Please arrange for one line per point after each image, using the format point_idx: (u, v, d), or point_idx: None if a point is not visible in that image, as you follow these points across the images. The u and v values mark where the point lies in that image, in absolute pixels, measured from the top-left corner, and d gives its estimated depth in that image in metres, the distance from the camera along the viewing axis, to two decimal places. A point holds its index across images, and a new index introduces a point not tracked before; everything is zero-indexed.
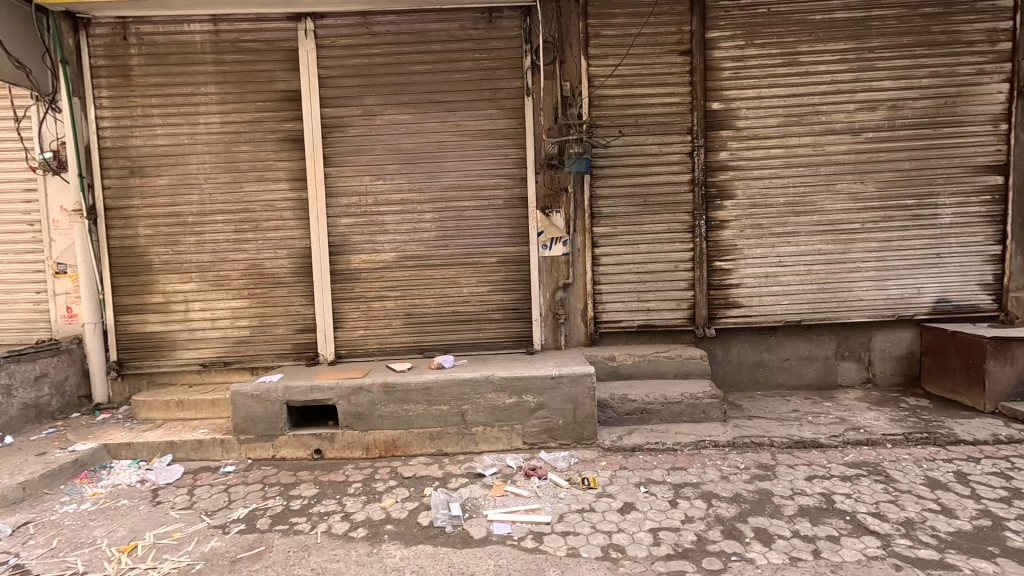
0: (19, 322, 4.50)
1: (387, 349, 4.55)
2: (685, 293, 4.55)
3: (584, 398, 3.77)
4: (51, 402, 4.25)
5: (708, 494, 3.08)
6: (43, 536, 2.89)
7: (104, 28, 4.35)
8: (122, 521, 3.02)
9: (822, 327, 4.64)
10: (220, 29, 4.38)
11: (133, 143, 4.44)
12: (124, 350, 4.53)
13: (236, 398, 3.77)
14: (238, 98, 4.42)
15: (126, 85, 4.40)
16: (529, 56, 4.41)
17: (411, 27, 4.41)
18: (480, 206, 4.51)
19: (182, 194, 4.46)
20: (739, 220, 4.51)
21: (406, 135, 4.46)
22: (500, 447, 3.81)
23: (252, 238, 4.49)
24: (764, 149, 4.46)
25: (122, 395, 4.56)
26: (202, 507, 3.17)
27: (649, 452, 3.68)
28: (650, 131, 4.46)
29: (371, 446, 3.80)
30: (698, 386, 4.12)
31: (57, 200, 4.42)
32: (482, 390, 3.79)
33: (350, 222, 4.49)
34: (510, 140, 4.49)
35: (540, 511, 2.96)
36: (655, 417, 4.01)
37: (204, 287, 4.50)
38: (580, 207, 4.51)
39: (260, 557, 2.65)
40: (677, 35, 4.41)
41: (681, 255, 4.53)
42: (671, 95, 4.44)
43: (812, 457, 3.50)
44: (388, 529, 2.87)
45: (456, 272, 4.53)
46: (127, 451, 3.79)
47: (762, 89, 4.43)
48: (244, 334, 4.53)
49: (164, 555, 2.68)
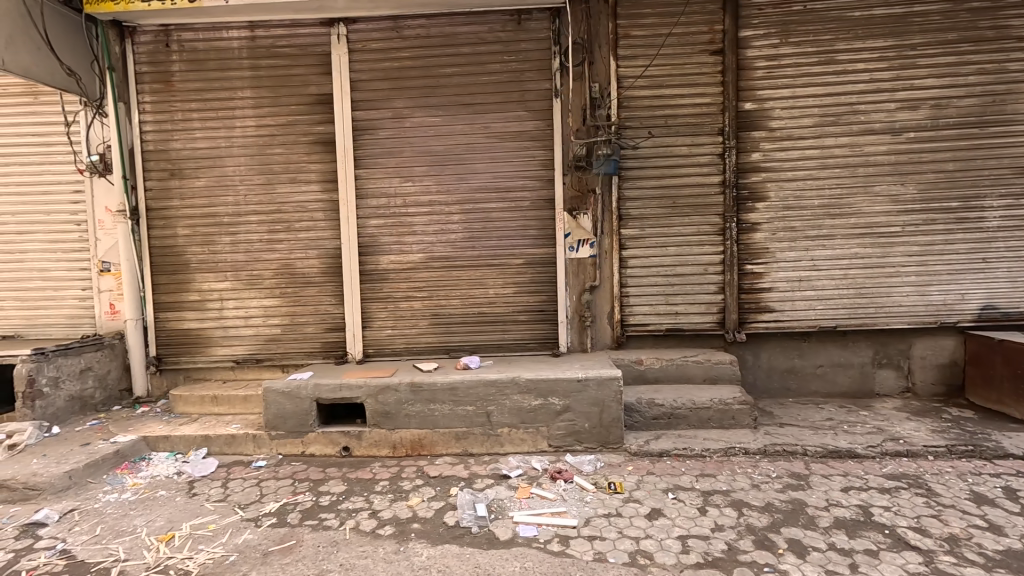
0: (66, 317, 4.70)
1: (413, 348, 4.60)
2: (714, 296, 4.47)
3: (611, 402, 3.73)
4: (95, 395, 4.42)
5: (739, 502, 3.01)
6: (87, 523, 3.01)
7: (148, 36, 4.53)
8: (161, 512, 3.12)
9: (858, 333, 4.49)
10: (257, 35, 4.51)
11: (173, 147, 4.59)
12: (163, 345, 4.70)
13: (268, 394, 3.87)
14: (273, 102, 4.54)
15: (168, 90, 4.56)
16: (558, 58, 4.41)
17: (441, 29, 4.45)
18: (507, 208, 4.51)
19: (219, 195, 4.59)
20: (772, 223, 4.41)
21: (435, 137, 4.50)
22: (526, 449, 3.81)
23: (285, 238, 4.59)
24: (798, 150, 4.35)
25: (160, 389, 4.74)
26: (235, 500, 3.26)
27: (677, 458, 3.62)
28: (680, 132, 4.40)
29: (398, 445, 3.84)
30: (728, 392, 4.04)
31: (102, 201, 4.61)
32: (508, 391, 3.79)
33: (379, 223, 4.56)
34: (538, 142, 4.48)
35: (566, 514, 2.94)
36: (682, 423, 3.95)
37: (238, 286, 4.63)
38: (608, 209, 4.48)
39: (291, 551, 2.70)
40: (709, 34, 4.34)
41: (711, 258, 4.45)
42: (702, 96, 4.38)
43: (848, 467, 3.39)
44: (415, 528, 2.89)
45: (483, 274, 4.55)
46: (165, 444, 3.93)
47: (797, 89, 4.32)
48: (276, 332, 4.64)
49: (199, 546, 2.76)
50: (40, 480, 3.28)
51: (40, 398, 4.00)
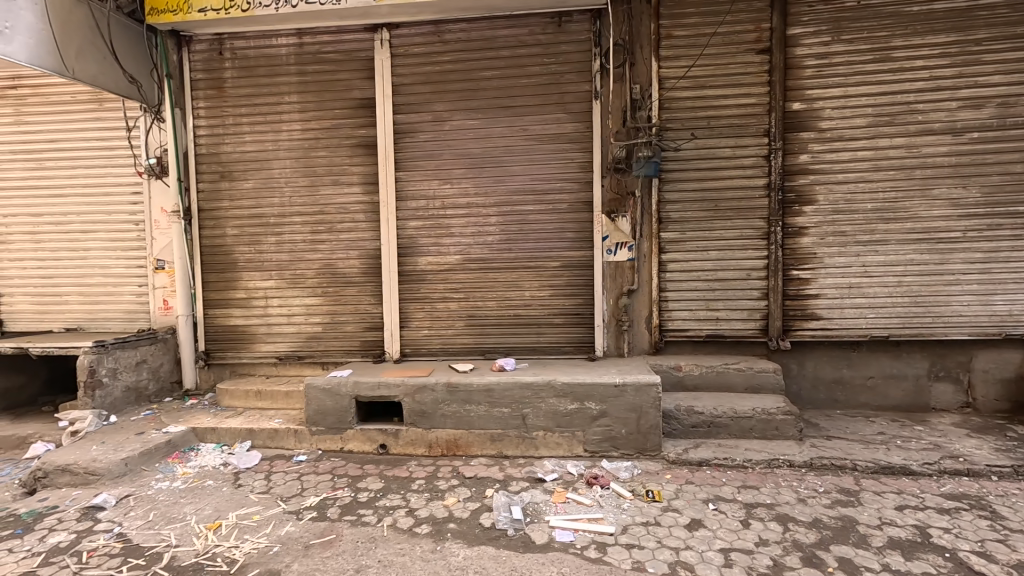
0: (123, 311, 4.96)
1: (449, 349, 4.64)
2: (758, 302, 4.33)
3: (650, 408, 3.66)
4: (149, 387, 4.64)
5: (785, 516, 2.90)
6: (141, 508, 3.16)
7: (203, 45, 4.75)
8: (208, 501, 3.25)
9: (912, 344, 4.27)
10: (304, 41, 4.65)
11: (224, 150, 4.79)
12: (211, 341, 4.90)
13: (309, 391, 3.98)
14: (318, 107, 4.67)
15: (220, 96, 4.76)
16: (598, 60, 4.38)
17: (481, 33, 4.49)
18: (544, 210, 4.50)
19: (266, 197, 4.76)
20: (820, 227, 4.24)
21: (473, 140, 4.54)
22: (561, 453, 3.77)
23: (328, 239, 4.72)
24: (849, 152, 4.18)
25: (208, 382, 4.95)
26: (278, 493, 3.36)
27: (717, 468, 3.52)
28: (723, 134, 4.29)
29: (433, 444, 3.87)
30: (771, 401, 3.91)
31: (159, 201, 4.83)
32: (544, 394, 3.77)
33: (418, 224, 4.62)
34: (577, 144, 4.46)
35: (604, 521, 2.90)
36: (723, 431, 3.84)
37: (282, 285, 4.77)
38: (647, 212, 4.42)
39: (331, 545, 2.75)
40: (755, 33, 4.22)
41: (755, 262, 4.31)
42: (747, 96, 4.26)
43: (903, 484, 3.22)
44: (451, 528, 2.91)
45: (519, 276, 4.55)
46: (212, 435, 4.09)
47: (849, 87, 4.16)
48: (317, 330, 4.76)
49: (245, 535, 2.86)
50: (99, 466, 3.45)
51: (99, 388, 4.21)
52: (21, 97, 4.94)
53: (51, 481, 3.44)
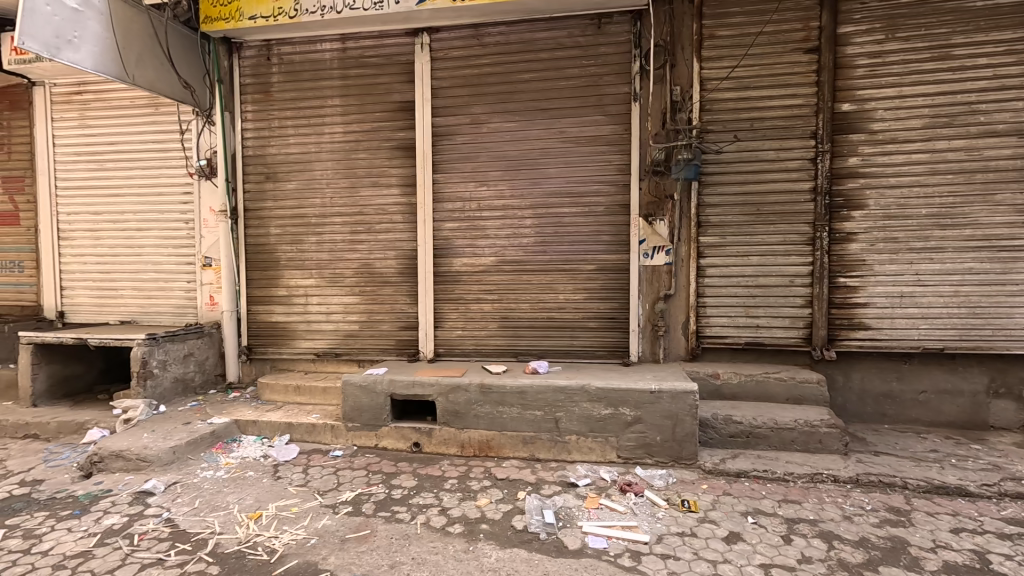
0: (173, 306, 5.19)
1: (482, 350, 4.66)
2: (801, 310, 4.18)
3: (686, 416, 3.59)
4: (195, 378, 4.84)
5: (829, 534, 2.78)
6: (188, 495, 3.30)
7: (252, 51, 4.93)
8: (249, 491, 3.36)
9: (969, 357, 4.05)
10: (348, 46, 4.77)
11: (269, 152, 4.95)
12: (253, 337, 5.07)
13: (346, 387, 4.06)
14: (359, 110, 4.78)
15: (266, 101, 4.93)
16: (638, 61, 4.33)
17: (520, 36, 4.50)
18: (580, 213, 4.48)
19: (308, 198, 4.90)
20: (869, 233, 4.07)
21: (511, 142, 4.55)
22: (594, 458, 3.73)
23: (366, 239, 4.82)
24: (903, 154, 3.99)
25: (249, 376, 5.12)
26: (315, 486, 3.44)
27: (756, 480, 3.41)
28: (768, 136, 4.17)
29: (466, 445, 3.89)
30: (815, 413, 3.76)
31: (208, 201, 5.03)
32: (578, 399, 3.74)
33: (454, 226, 4.67)
34: (615, 147, 4.41)
35: (638, 529, 2.85)
36: (762, 443, 3.73)
37: (321, 283, 4.90)
38: (686, 216, 4.34)
39: (367, 540, 2.80)
40: (803, 32, 4.09)
41: (798, 269, 4.17)
42: (793, 97, 4.13)
43: (959, 506, 3.04)
44: (483, 528, 2.92)
45: (554, 279, 4.53)
46: (253, 428, 4.23)
47: (904, 87, 3.97)
48: (354, 328, 4.87)
49: (284, 526, 2.94)
50: (150, 453, 3.61)
51: (150, 378, 4.41)
52: (85, 102, 5.25)
53: (106, 466, 3.63)
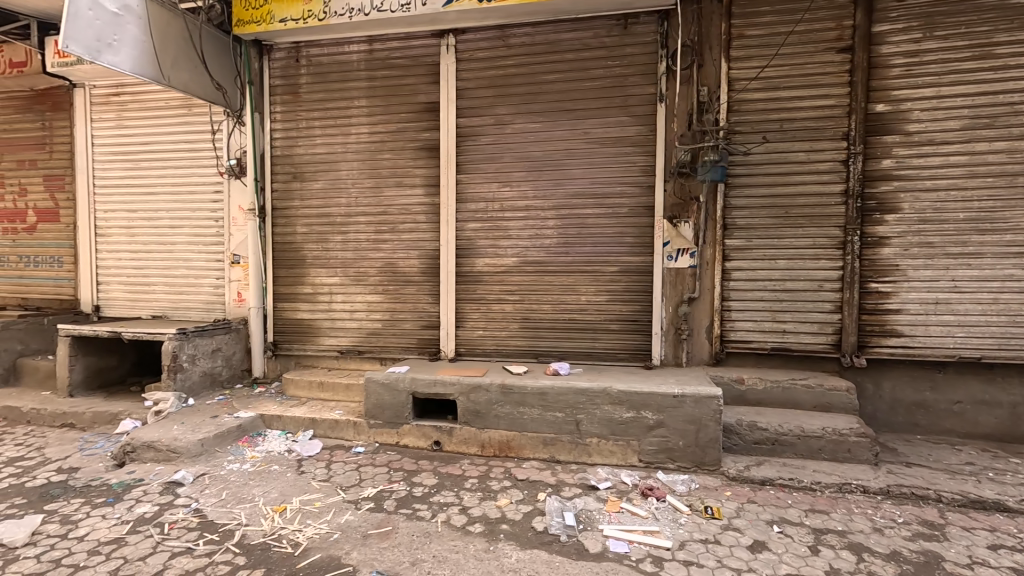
0: (202, 302, 5.32)
1: (503, 350, 4.66)
2: (830, 316, 4.08)
3: (709, 421, 3.53)
4: (222, 373, 4.95)
5: (858, 546, 2.71)
6: (215, 487, 3.38)
7: (283, 53, 5.04)
8: (274, 485, 3.42)
9: (1008, 367, 3.90)
10: (375, 48, 4.84)
11: (297, 152, 5.05)
12: (279, 333, 5.17)
13: (369, 385, 4.11)
14: (385, 110, 4.84)
15: (295, 102, 5.03)
16: (665, 61, 4.29)
17: (545, 37, 4.50)
18: (604, 214, 4.45)
19: (334, 197, 4.97)
20: (904, 237, 3.95)
21: (535, 143, 4.55)
22: (615, 461, 3.70)
23: (390, 239, 4.87)
24: (940, 157, 3.87)
25: (274, 371, 5.21)
26: (338, 482, 3.49)
27: (781, 489, 3.34)
28: (798, 137, 4.08)
29: (486, 444, 3.90)
30: (844, 421, 3.67)
31: (237, 200, 5.15)
32: (599, 401, 3.72)
33: (476, 227, 4.69)
34: (640, 148, 4.38)
35: (660, 534, 2.82)
36: (788, 451, 3.65)
37: (346, 282, 4.97)
38: (711, 218, 4.28)
39: (388, 536, 2.83)
40: (836, 31, 4.00)
41: (828, 273, 4.07)
42: (825, 97, 4.04)
43: (997, 522, 2.93)
44: (504, 529, 2.92)
45: (576, 280, 4.51)
46: (278, 422, 4.31)
47: (942, 87, 3.85)
48: (376, 326, 4.92)
49: (307, 520, 2.99)
50: (179, 444, 3.71)
51: (179, 372, 4.52)
52: (123, 103, 5.43)
53: (138, 456, 3.74)
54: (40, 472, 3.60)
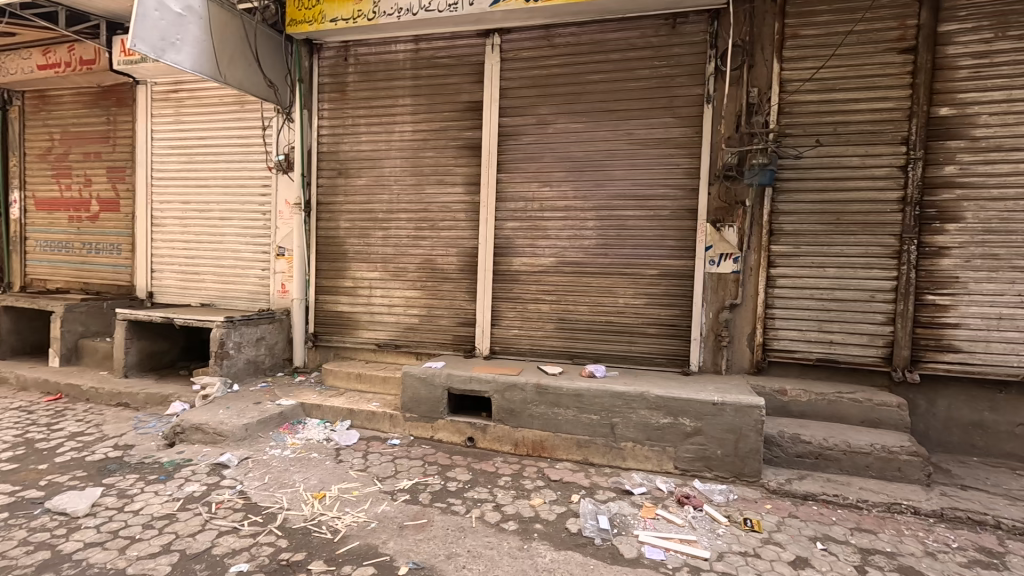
0: (248, 292, 5.52)
1: (538, 350, 4.66)
2: (882, 328, 3.91)
3: (750, 431, 3.44)
4: (265, 360, 5.12)
5: (909, 569, 2.59)
6: (259, 471, 3.50)
7: (332, 52, 5.17)
8: (314, 472, 3.52)
9: None
10: (421, 47, 4.91)
11: (343, 148, 5.17)
12: (319, 324, 5.31)
13: (406, 378, 4.18)
14: (429, 109, 4.90)
15: (342, 99, 5.16)
16: (713, 62, 4.20)
17: (591, 37, 4.48)
18: (645, 216, 4.39)
19: (377, 194, 5.08)
20: (965, 248, 3.75)
21: (576, 143, 4.53)
22: (650, 467, 3.65)
23: (429, 236, 4.93)
24: (1009, 164, 3.66)
25: (314, 361, 5.36)
26: (375, 472, 3.56)
27: (825, 505, 3.22)
28: (853, 141, 3.93)
29: (519, 443, 3.91)
30: (894, 439, 3.52)
31: (284, 194, 5.31)
32: (636, 405, 3.67)
33: (515, 226, 4.70)
34: (684, 150, 4.30)
35: (697, 543, 2.77)
36: (832, 466, 3.52)
37: (385, 277, 5.07)
38: (757, 223, 4.17)
39: (423, 529, 2.87)
40: (898, 31, 3.84)
41: (881, 284, 3.90)
42: (883, 100, 3.88)
43: None
44: (537, 528, 2.92)
45: (614, 282, 4.47)
46: (317, 411, 4.43)
47: (1013, 90, 3.64)
48: (413, 321, 5.00)
49: (346, 508, 3.06)
50: (225, 428, 3.86)
51: (226, 358, 4.70)
52: (181, 99, 5.68)
53: (186, 437, 3.91)
54: (99, 447, 3.81)
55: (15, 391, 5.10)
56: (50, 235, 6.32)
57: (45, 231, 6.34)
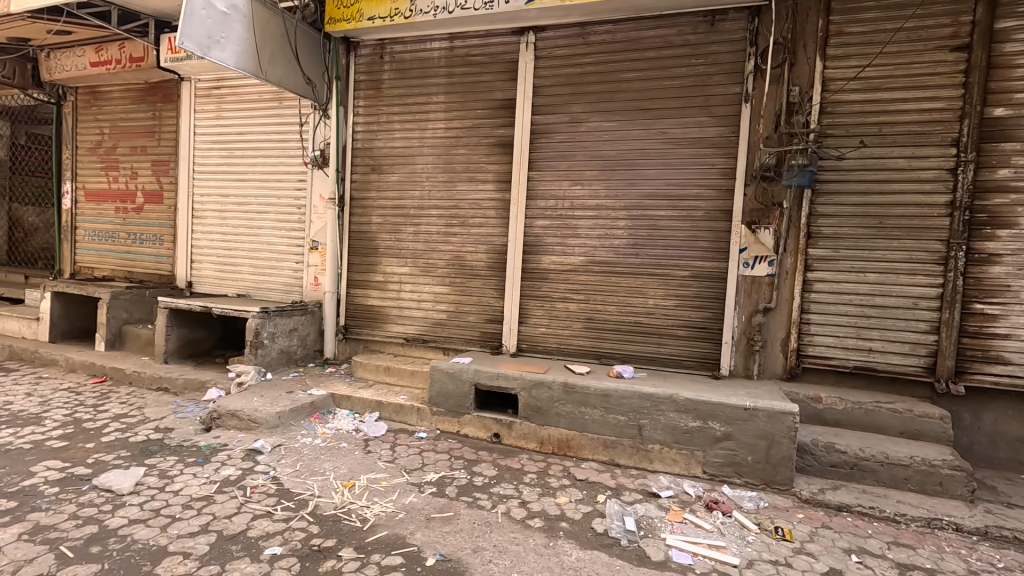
0: (282, 284, 5.67)
1: (565, 349, 4.65)
2: (924, 337, 3.77)
3: (783, 438, 3.36)
4: (298, 351, 5.25)
5: None
6: (291, 458, 3.59)
7: (368, 49, 5.25)
8: (344, 461, 3.59)
9: None
10: (455, 45, 4.95)
11: (376, 145, 5.25)
12: (350, 318, 5.41)
13: (434, 372, 4.22)
14: (462, 106, 4.94)
15: (377, 96, 5.23)
16: (753, 59, 4.11)
17: (627, 34, 4.43)
18: (677, 216, 4.33)
19: (408, 190, 5.14)
20: (1018, 256, 3.58)
21: (609, 142, 4.49)
22: (678, 470, 3.60)
23: (459, 232, 4.97)
24: None
25: (344, 354, 5.46)
26: (402, 464, 3.62)
27: (860, 517, 3.13)
28: (898, 143, 3.80)
29: (545, 441, 3.91)
30: (935, 452, 3.39)
31: (319, 189, 5.43)
32: (664, 408, 3.63)
33: (545, 224, 4.69)
34: (720, 150, 4.22)
35: (726, 550, 2.72)
36: (868, 477, 3.42)
37: (415, 272, 5.13)
38: (794, 226, 4.06)
39: (450, 521, 2.91)
40: (952, 28, 3.68)
41: (925, 291, 3.76)
42: (932, 100, 3.73)
43: None
44: (563, 526, 2.92)
45: (644, 283, 4.42)
46: (347, 402, 4.53)
47: None
48: (441, 317, 5.05)
49: (374, 497, 3.12)
50: (259, 415, 3.97)
51: (260, 348, 4.83)
52: (222, 96, 5.86)
53: (223, 422, 4.04)
54: (141, 429, 3.97)
55: (64, 372, 5.35)
56: (98, 226, 6.61)
57: (93, 221, 6.63)
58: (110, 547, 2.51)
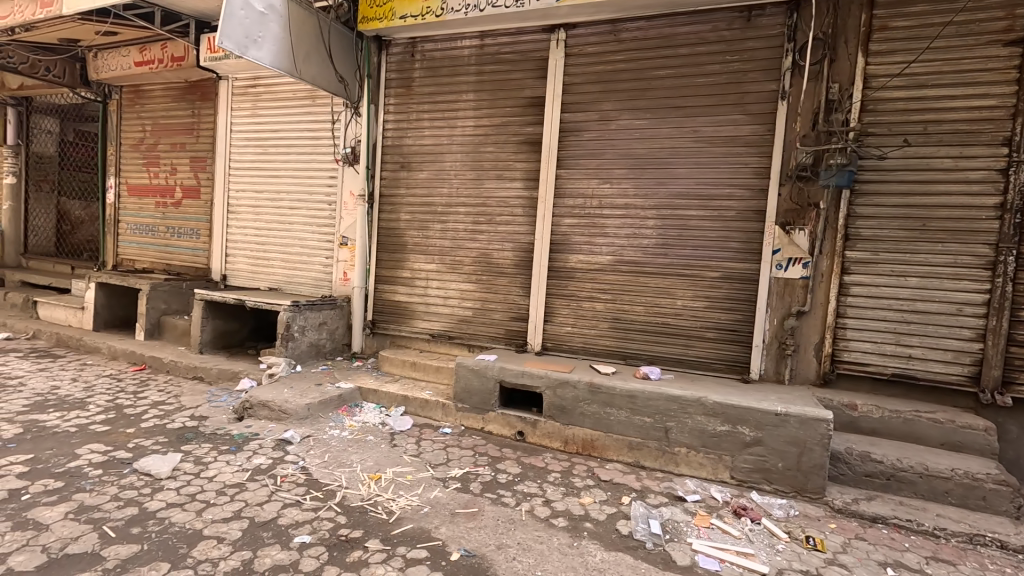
0: (313, 278, 5.79)
1: (590, 349, 4.62)
2: (968, 345, 3.61)
3: (815, 445, 3.27)
4: (326, 344, 5.36)
5: None
6: (319, 449, 3.67)
7: (399, 48, 5.31)
8: (370, 454, 3.66)
9: None
10: (486, 43, 4.96)
11: (406, 142, 5.31)
12: (377, 313, 5.49)
13: (459, 369, 4.25)
14: (491, 104, 4.95)
15: (407, 95, 5.29)
16: (790, 56, 4.00)
17: (659, 31, 4.37)
18: (708, 216, 4.25)
19: (436, 188, 5.19)
20: None
21: (639, 140, 4.44)
22: (704, 475, 3.54)
23: (486, 230, 4.99)
24: None
25: (371, 348, 5.54)
26: (427, 458, 3.66)
27: (896, 529, 3.02)
28: (944, 142, 3.65)
29: (570, 441, 3.90)
30: (978, 465, 3.25)
31: (349, 186, 5.52)
32: (691, 411, 3.57)
33: (573, 223, 4.67)
34: (754, 148, 4.13)
35: (754, 557, 2.67)
36: (905, 489, 3.30)
37: (442, 269, 5.17)
38: (831, 227, 3.94)
39: (474, 517, 2.92)
40: (1005, 21, 3.51)
41: (970, 296, 3.60)
42: (983, 97, 3.56)
43: None
44: (588, 527, 2.90)
45: (672, 284, 4.35)
46: (373, 396, 4.60)
47: None
48: (467, 314, 5.08)
49: (399, 491, 3.16)
50: (290, 406, 4.07)
51: (291, 341, 4.95)
52: (257, 95, 6.01)
53: (254, 412, 4.15)
54: (178, 417, 4.11)
55: (106, 359, 5.58)
56: (139, 219, 6.86)
57: (134, 215, 6.89)
58: (149, 528, 2.61)
